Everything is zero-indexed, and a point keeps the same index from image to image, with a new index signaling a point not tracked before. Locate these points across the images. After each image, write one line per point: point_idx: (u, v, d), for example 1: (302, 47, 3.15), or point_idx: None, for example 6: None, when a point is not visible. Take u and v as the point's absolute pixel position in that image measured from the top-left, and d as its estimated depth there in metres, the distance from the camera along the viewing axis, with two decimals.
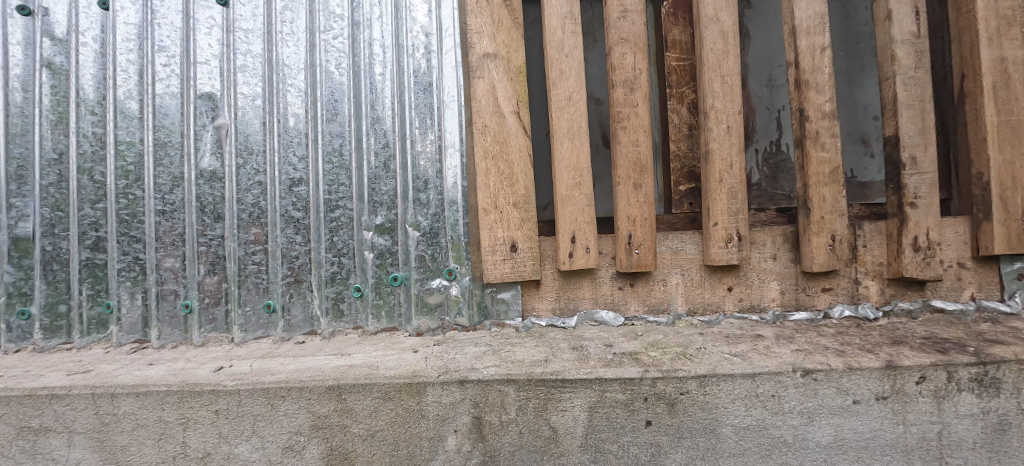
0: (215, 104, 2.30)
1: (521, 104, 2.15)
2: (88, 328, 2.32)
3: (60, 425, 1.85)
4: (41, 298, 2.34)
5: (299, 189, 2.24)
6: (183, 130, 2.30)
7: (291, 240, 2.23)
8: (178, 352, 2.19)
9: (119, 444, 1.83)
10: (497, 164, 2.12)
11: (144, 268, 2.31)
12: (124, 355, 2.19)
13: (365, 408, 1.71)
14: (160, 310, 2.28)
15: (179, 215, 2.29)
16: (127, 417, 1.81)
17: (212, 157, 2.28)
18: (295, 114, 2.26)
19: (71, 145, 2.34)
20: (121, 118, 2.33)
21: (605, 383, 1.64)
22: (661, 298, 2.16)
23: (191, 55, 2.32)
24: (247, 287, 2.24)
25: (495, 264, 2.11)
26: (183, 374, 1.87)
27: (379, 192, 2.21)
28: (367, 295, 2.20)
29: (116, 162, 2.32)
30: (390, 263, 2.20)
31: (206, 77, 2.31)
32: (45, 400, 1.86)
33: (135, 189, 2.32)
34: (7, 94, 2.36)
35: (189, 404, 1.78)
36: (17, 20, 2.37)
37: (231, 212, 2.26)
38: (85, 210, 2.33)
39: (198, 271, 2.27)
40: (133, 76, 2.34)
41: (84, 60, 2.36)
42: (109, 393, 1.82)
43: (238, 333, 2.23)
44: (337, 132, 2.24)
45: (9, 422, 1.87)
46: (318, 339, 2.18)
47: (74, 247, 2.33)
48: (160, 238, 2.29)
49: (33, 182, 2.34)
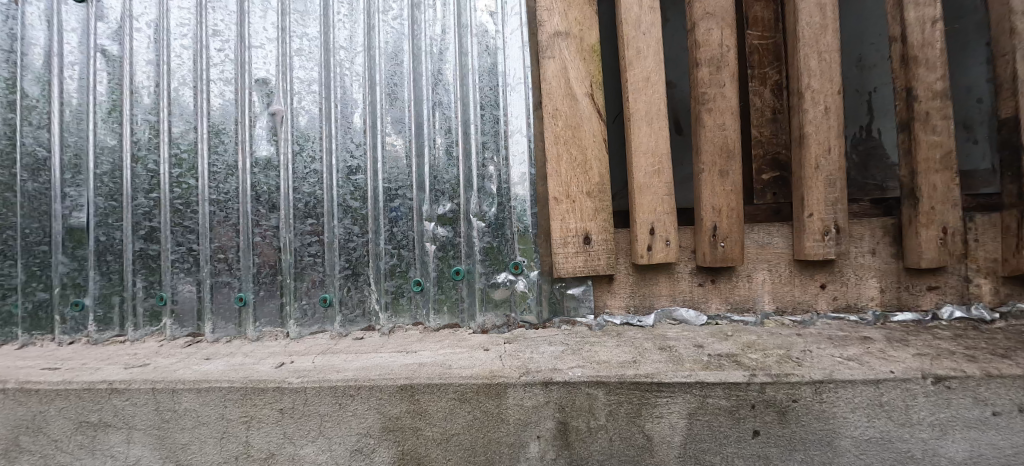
0: (270, 89, 2.21)
1: (596, 86, 1.98)
2: (141, 321, 2.26)
3: (119, 420, 1.78)
4: (95, 290, 2.30)
5: (357, 177, 2.13)
6: (238, 117, 2.22)
7: (349, 231, 2.12)
8: (233, 346, 2.10)
9: (179, 442, 1.74)
10: (569, 149, 1.97)
11: (197, 260, 2.24)
12: (179, 349, 2.12)
13: (439, 410, 1.58)
14: (214, 303, 2.20)
15: (233, 205, 2.21)
16: (188, 414, 1.73)
17: (268, 144, 2.19)
18: (352, 98, 2.14)
19: (125, 134, 2.29)
20: (174, 106, 2.27)
21: (707, 388, 1.49)
22: (746, 296, 1.99)
23: (246, 39, 2.24)
24: (304, 281, 2.15)
25: (567, 257, 1.96)
26: (244, 371, 1.78)
27: (441, 181, 2.08)
28: (428, 289, 2.08)
29: (170, 151, 2.26)
30: (452, 256, 2.07)
31: (261, 62, 2.22)
32: (104, 394, 1.79)
33: (189, 178, 2.25)
34: (62, 83, 2.36)
35: (253, 402, 1.68)
36: (74, 10, 2.37)
37: (287, 202, 2.17)
38: (138, 199, 2.28)
39: (252, 262, 2.19)
40: (186, 63, 2.28)
41: (137, 46, 2.31)
42: (170, 388, 1.74)
43: (294, 328, 2.13)
44: (397, 118, 2.12)
45: (69, 416, 1.82)
46: (377, 335, 2.07)
47: (127, 237, 2.28)
48: (214, 229, 2.22)
49: (88, 171, 2.32)
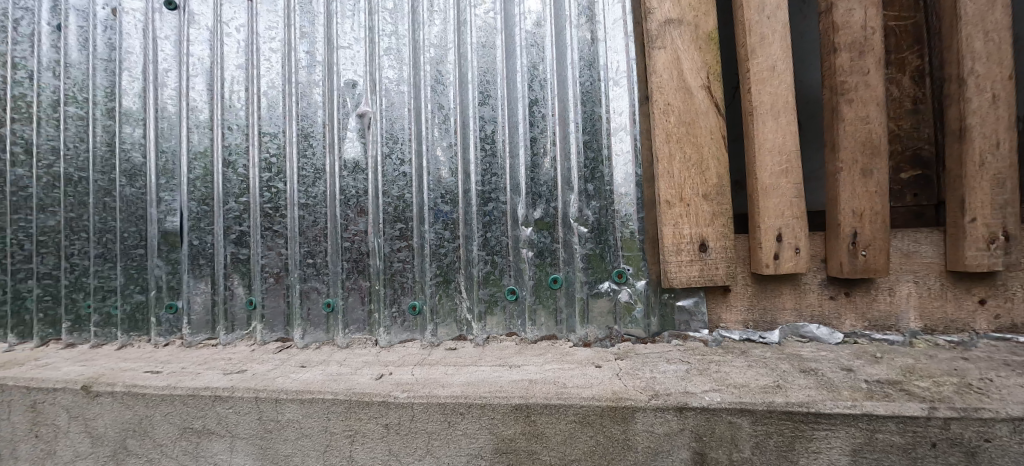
0: (359, 91, 2.15)
1: (713, 77, 1.80)
2: (232, 325, 2.27)
3: (222, 428, 1.76)
4: (187, 293, 2.32)
5: (448, 180, 2.03)
6: (327, 119, 2.18)
7: (441, 236, 2.03)
8: (324, 353, 2.06)
9: (282, 453, 1.70)
10: (683, 147, 1.79)
11: (287, 265, 2.22)
12: (271, 354, 2.10)
13: (558, 433, 1.46)
14: (302, 308, 2.17)
15: (321, 209, 2.17)
16: (291, 425, 1.68)
17: (357, 146, 2.13)
18: (442, 97, 2.05)
19: (217, 139, 2.31)
20: (263, 110, 2.26)
21: (877, 421, 1.30)
22: (887, 312, 1.75)
23: (334, 40, 2.20)
24: (393, 287, 2.07)
25: (681, 266, 1.78)
26: (345, 382, 1.72)
27: (539, 182, 1.95)
28: (523, 298, 1.96)
29: (260, 154, 2.25)
30: (550, 263, 1.94)
31: (349, 63, 2.17)
32: (208, 401, 1.78)
33: (278, 182, 2.23)
34: (157, 90, 2.41)
35: (357, 416, 1.61)
36: (167, 17, 2.41)
37: (376, 206, 2.10)
38: (230, 203, 2.28)
39: (341, 267, 2.14)
40: (275, 66, 2.26)
41: (228, 51, 2.32)
42: (273, 398, 1.70)
43: (383, 336, 2.06)
44: (490, 117, 2.01)
45: (174, 422, 1.82)
46: (470, 346, 1.97)
47: (219, 241, 2.29)
48: (303, 233, 2.18)
49: (181, 177, 2.35)
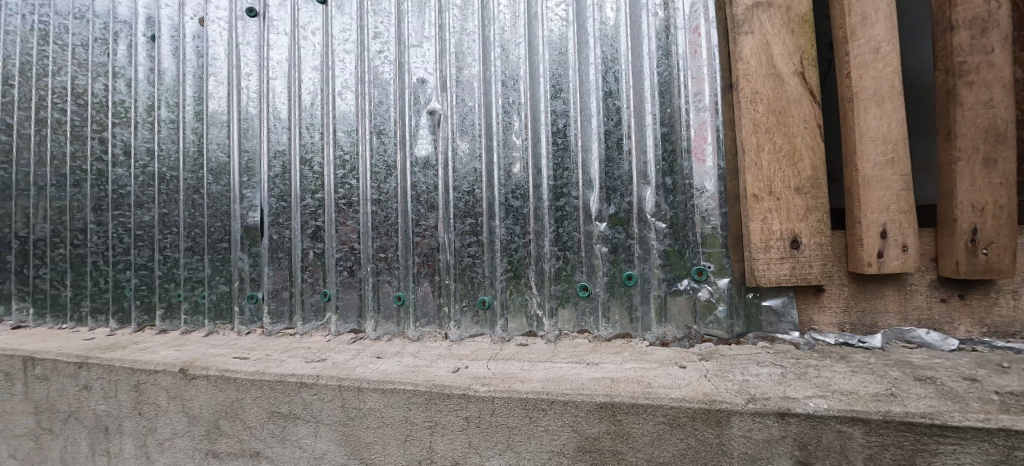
0: (429, 88, 2.18)
1: (807, 62, 1.69)
2: (308, 315, 2.37)
3: (307, 413, 1.84)
4: (268, 285, 2.44)
5: (518, 175, 2.02)
6: (398, 117, 2.22)
7: (511, 231, 2.02)
8: (397, 345, 2.11)
9: (364, 441, 1.75)
10: (773, 138, 1.69)
11: (359, 259, 2.29)
12: (347, 345, 2.17)
13: (646, 434, 1.42)
14: (375, 301, 2.23)
15: (392, 205, 2.21)
16: (372, 414, 1.73)
17: (428, 143, 2.16)
18: (513, 92, 2.04)
19: (295, 138, 2.42)
20: (338, 110, 2.34)
21: (1015, 438, 1.19)
22: (1009, 317, 1.59)
23: (405, 39, 2.24)
24: (464, 282, 2.09)
25: (770, 264, 1.68)
26: (423, 374, 1.74)
27: (613, 176, 1.91)
28: (596, 294, 1.92)
29: (335, 152, 2.33)
30: (624, 259, 1.89)
31: (419, 61, 2.21)
32: (294, 387, 1.86)
33: (351, 179, 2.30)
34: (239, 93, 2.55)
35: (438, 408, 1.63)
36: (249, 24, 2.55)
37: (447, 201, 2.11)
38: (306, 199, 2.38)
39: (412, 262, 2.18)
40: (349, 67, 2.34)
41: (305, 54, 2.42)
42: (356, 387, 1.75)
43: (454, 330, 2.08)
44: (562, 110, 1.98)
45: (263, 405, 1.92)
46: (541, 342, 1.95)
47: (296, 236, 2.40)
48: (376, 228, 2.24)
49: (261, 175, 2.48)
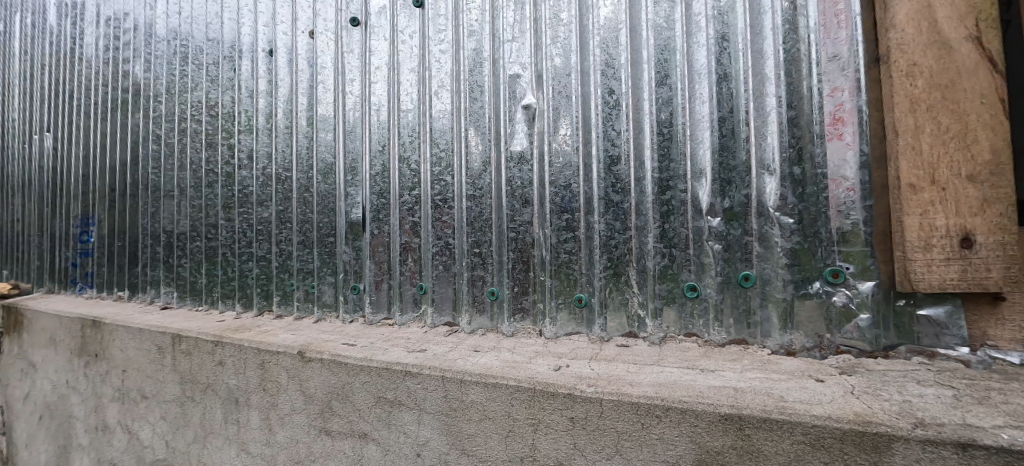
0: (524, 83, 2.16)
1: (985, 23, 1.41)
2: (405, 307, 2.47)
3: (411, 401, 1.90)
4: (369, 277, 2.59)
5: (619, 168, 1.94)
6: (493, 113, 2.23)
7: (612, 227, 1.94)
8: (492, 339, 2.12)
9: (466, 433, 1.77)
10: (936, 117, 1.44)
11: (454, 254, 2.34)
12: (443, 337, 2.22)
13: (781, 454, 1.27)
14: (469, 295, 2.26)
15: (487, 200, 2.23)
16: (474, 406, 1.74)
17: (523, 138, 2.15)
18: (613, 82, 1.98)
19: (394, 137, 2.53)
20: (434, 109, 2.41)
21: None
22: None
23: (500, 35, 2.24)
24: (560, 278, 2.05)
25: (929, 267, 1.43)
26: (525, 370, 1.72)
27: (728, 167, 1.76)
28: (706, 295, 1.78)
29: (432, 150, 2.40)
30: (741, 258, 1.73)
31: (514, 56, 2.20)
32: (399, 375, 1.93)
33: (446, 176, 2.35)
34: (345, 98, 2.74)
35: (542, 405, 1.60)
36: (353, 33, 2.72)
37: (543, 196, 2.08)
38: (405, 196, 2.48)
39: (506, 257, 2.18)
40: (444, 66, 2.40)
41: (403, 57, 2.53)
42: (458, 379, 1.78)
43: (549, 327, 2.05)
44: (667, 98, 1.87)
45: (370, 391, 2.01)
46: (644, 344, 1.85)
47: (396, 231, 2.51)
48: (471, 223, 2.27)
49: (364, 174, 2.64)
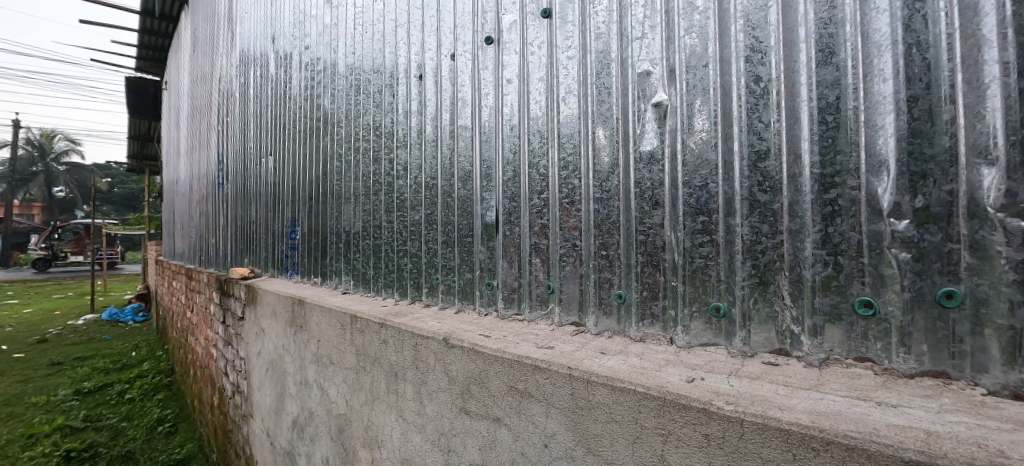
0: (655, 80, 2.08)
1: None
2: (534, 305, 2.60)
3: (540, 394, 2.00)
4: (501, 274, 2.79)
5: (768, 164, 1.75)
6: (622, 113, 2.20)
7: (758, 231, 1.76)
8: (619, 342, 2.09)
9: (592, 432, 1.80)
10: None
11: (581, 256, 2.37)
12: (570, 336, 2.27)
13: None
14: (596, 297, 2.27)
15: (615, 202, 2.21)
16: (601, 407, 1.76)
17: (654, 137, 2.07)
18: (760, 68, 1.78)
19: (525, 144, 2.69)
20: (561, 114, 2.48)
21: None
22: None
23: (629, 33, 2.19)
24: (695, 285, 1.93)
25: None
26: (655, 378, 1.68)
27: (921, 158, 1.44)
28: (887, 314, 1.49)
29: (559, 154, 2.48)
30: (940, 270, 1.40)
31: (644, 53, 2.13)
32: (529, 369, 2.06)
33: (574, 179, 2.40)
34: (481, 110, 3.00)
35: (674, 417, 1.54)
36: (487, 51, 2.96)
37: (676, 198, 1.98)
38: (534, 199, 2.61)
39: (635, 261, 2.13)
40: (572, 72, 2.44)
41: (532, 67, 2.66)
42: (585, 378, 1.82)
43: (682, 336, 1.94)
44: (833, 80, 1.62)
45: (503, 379, 2.19)
46: (799, 364, 1.63)
47: (526, 232, 2.66)
48: (598, 226, 2.28)
49: (497, 179, 2.86)
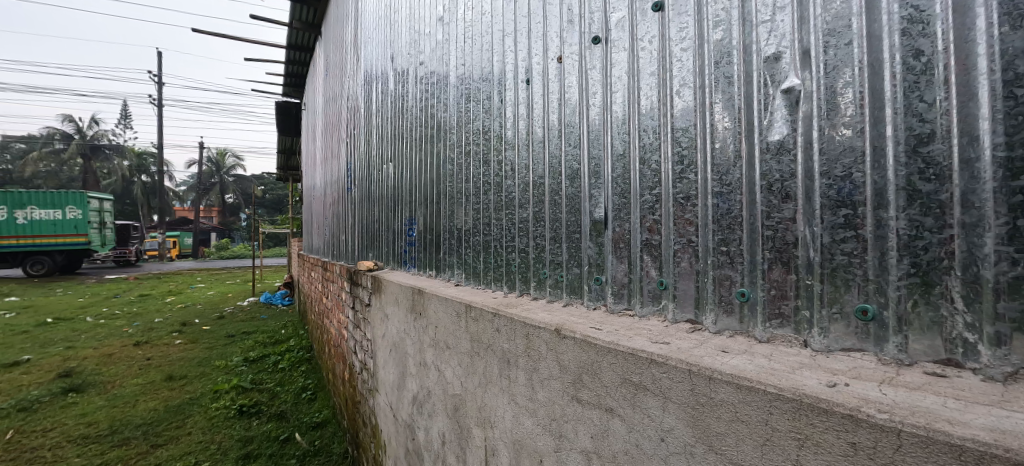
0: (784, 65, 1.96)
1: None
2: (646, 301, 2.59)
3: (656, 388, 2.02)
4: (610, 270, 2.83)
5: (932, 149, 1.55)
6: (745, 103, 2.10)
7: (918, 225, 1.57)
8: (742, 342, 2.01)
9: (715, 430, 1.77)
10: None
11: (697, 252, 2.31)
12: (686, 333, 2.23)
13: None
14: (715, 294, 2.20)
15: (737, 196, 2.12)
16: (725, 406, 1.72)
17: (784, 126, 1.94)
18: (921, 41, 1.58)
19: (635, 140, 2.69)
20: (675, 107, 2.44)
21: None
22: None
23: (754, 17, 2.08)
24: (835, 284, 1.78)
25: None
26: (788, 379, 1.60)
27: None
28: None
29: (673, 148, 2.44)
30: None
31: (771, 37, 2.01)
32: (645, 362, 2.08)
33: (689, 173, 2.35)
34: (589, 109, 3.07)
35: (812, 421, 1.47)
36: (595, 51, 3.01)
37: (811, 190, 1.84)
38: (646, 195, 2.60)
39: (761, 257, 2.02)
40: (687, 64, 2.39)
41: (643, 62, 2.65)
42: (707, 375, 1.79)
43: (819, 339, 1.81)
44: None
45: (616, 371, 2.24)
46: (974, 377, 1.43)
47: (636, 228, 2.66)
48: (718, 221, 2.20)
49: (606, 176, 2.90)
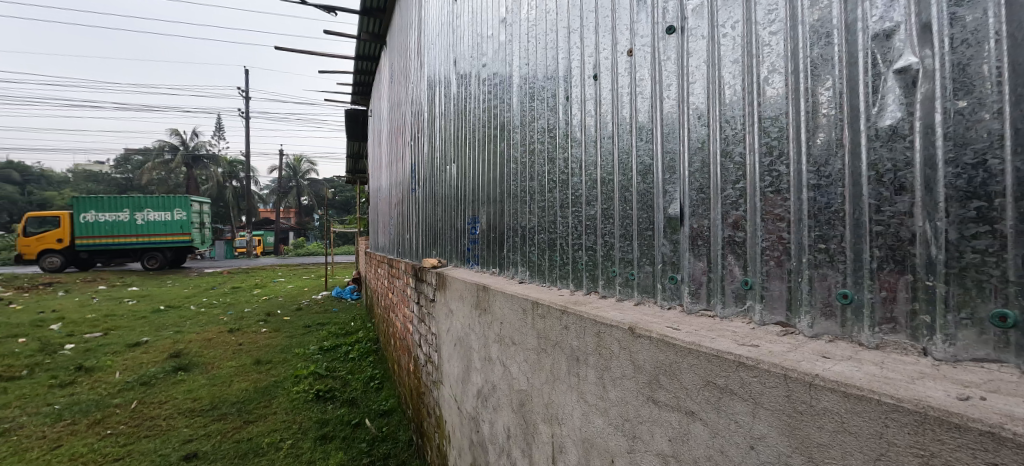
0: (898, 43, 1.78)
1: None
2: (728, 301, 2.47)
3: (745, 393, 1.91)
4: (687, 268, 2.72)
5: None
6: (849, 87, 1.94)
7: None
8: (845, 347, 1.85)
9: (816, 441, 1.64)
10: None
11: (789, 249, 2.15)
12: (777, 336, 2.09)
13: None
14: (812, 295, 2.05)
15: (838, 189, 1.95)
16: (829, 415, 1.59)
17: (897, 110, 1.76)
18: None
19: (716, 132, 2.56)
20: (763, 95, 2.30)
21: None
22: None
23: None
24: (964, 286, 1.58)
25: None
26: (908, 390, 1.45)
27: None
28: None
29: (761, 139, 2.30)
30: None
31: (881, 13, 1.83)
32: (731, 365, 1.98)
33: (780, 165, 2.20)
34: (663, 102, 2.97)
35: (941, 438, 1.31)
36: (670, 41, 2.90)
37: (933, 180, 1.65)
38: (728, 190, 2.47)
39: (869, 255, 1.85)
40: (776, 48, 2.23)
41: (724, 50, 2.51)
42: (808, 381, 1.67)
43: (943, 347, 1.62)
44: None
45: (699, 373, 2.15)
46: None
47: (716, 225, 2.53)
48: (815, 216, 2.04)
49: (682, 171, 2.78)
